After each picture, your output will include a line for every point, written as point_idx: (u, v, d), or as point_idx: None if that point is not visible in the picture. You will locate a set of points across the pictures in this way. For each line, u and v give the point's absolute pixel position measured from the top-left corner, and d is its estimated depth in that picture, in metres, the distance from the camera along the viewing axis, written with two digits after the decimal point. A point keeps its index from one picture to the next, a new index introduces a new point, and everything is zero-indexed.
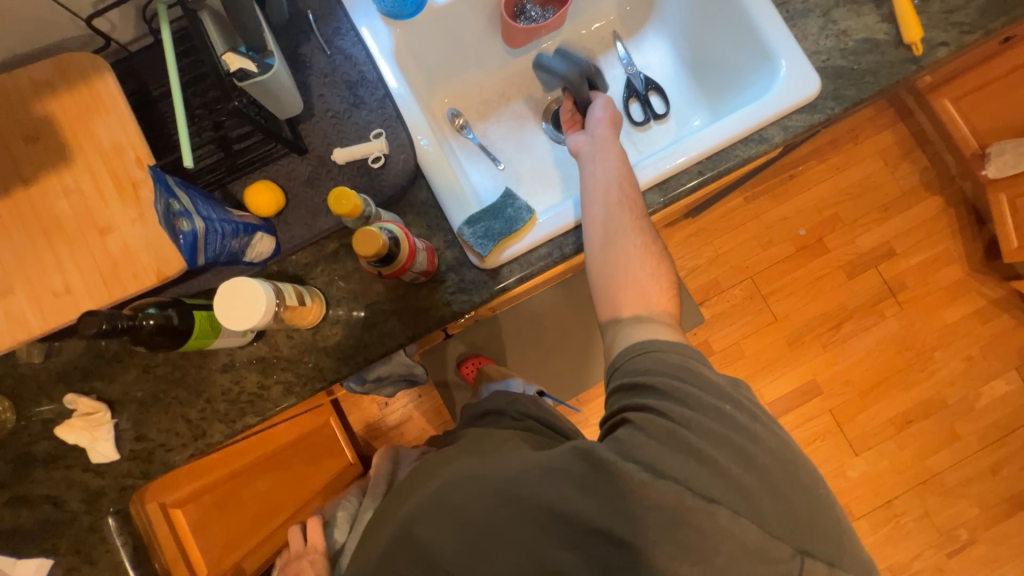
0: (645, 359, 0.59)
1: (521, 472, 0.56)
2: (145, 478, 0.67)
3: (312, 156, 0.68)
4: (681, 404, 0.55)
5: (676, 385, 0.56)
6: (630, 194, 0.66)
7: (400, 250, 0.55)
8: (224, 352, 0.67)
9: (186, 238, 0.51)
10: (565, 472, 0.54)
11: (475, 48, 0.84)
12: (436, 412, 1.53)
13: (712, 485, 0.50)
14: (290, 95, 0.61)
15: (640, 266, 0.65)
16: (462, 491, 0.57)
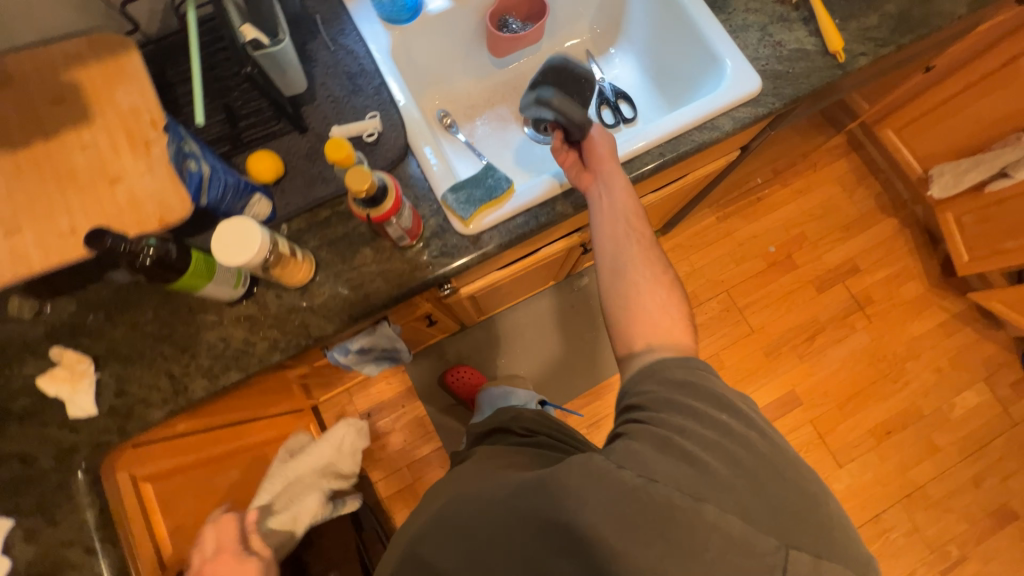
0: (650, 378, 0.58)
1: (514, 489, 0.54)
2: (121, 434, 0.67)
3: (312, 134, 0.75)
4: (683, 413, 0.53)
5: (678, 395, 0.55)
6: (637, 228, 0.69)
7: (387, 197, 0.60)
8: (213, 310, 0.70)
9: (192, 177, 0.59)
10: (558, 480, 0.51)
11: (464, 57, 0.95)
12: (419, 423, 1.50)
13: (700, 484, 0.48)
14: (296, 72, 0.71)
15: (650, 288, 0.66)
16: (460, 513, 0.57)
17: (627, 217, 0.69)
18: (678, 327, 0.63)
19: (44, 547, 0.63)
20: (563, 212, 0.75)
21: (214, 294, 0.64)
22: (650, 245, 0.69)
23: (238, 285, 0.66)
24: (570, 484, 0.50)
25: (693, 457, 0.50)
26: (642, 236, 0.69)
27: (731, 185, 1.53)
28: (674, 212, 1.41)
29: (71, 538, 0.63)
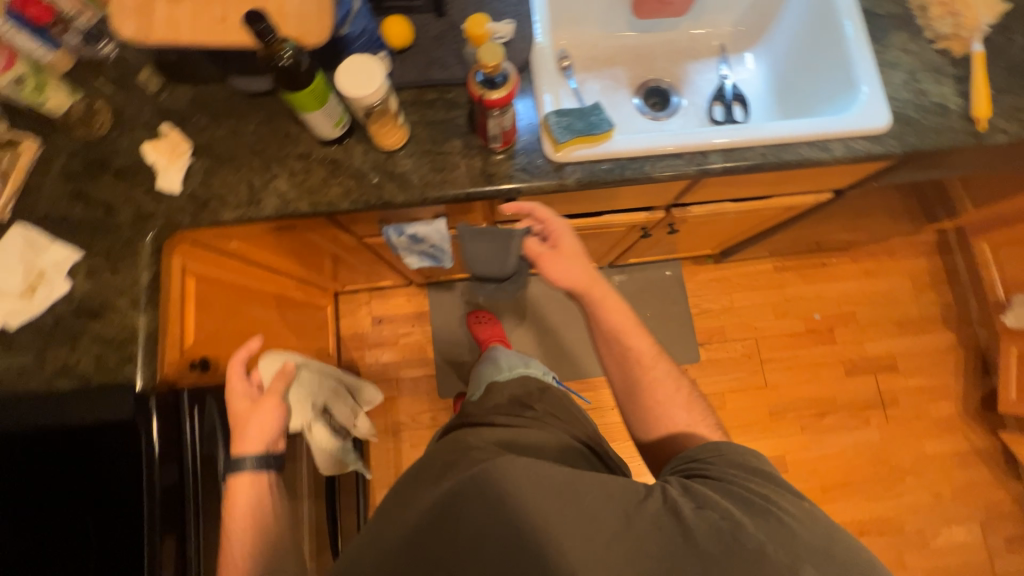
0: (712, 454, 0.64)
1: (559, 486, 0.54)
2: (191, 219, 0.73)
3: (446, 20, 0.78)
4: (719, 466, 0.62)
5: (716, 452, 0.64)
6: (637, 357, 0.77)
7: (504, 86, 0.63)
8: (306, 143, 0.75)
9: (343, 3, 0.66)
10: (614, 498, 0.54)
11: (605, 6, 0.95)
12: (419, 347, 1.49)
13: (769, 533, 0.51)
14: None
15: (665, 395, 0.74)
16: (490, 492, 0.54)
17: (626, 342, 0.77)
18: (694, 421, 0.73)
19: (102, 284, 0.71)
20: (649, 174, 0.76)
21: (313, 124, 0.68)
22: (651, 353, 0.77)
23: (336, 127, 0.71)
24: (626, 506, 0.54)
25: (731, 493, 0.57)
26: (647, 350, 0.77)
27: (802, 236, 1.50)
28: (738, 239, 1.38)
29: (127, 288, 0.71)
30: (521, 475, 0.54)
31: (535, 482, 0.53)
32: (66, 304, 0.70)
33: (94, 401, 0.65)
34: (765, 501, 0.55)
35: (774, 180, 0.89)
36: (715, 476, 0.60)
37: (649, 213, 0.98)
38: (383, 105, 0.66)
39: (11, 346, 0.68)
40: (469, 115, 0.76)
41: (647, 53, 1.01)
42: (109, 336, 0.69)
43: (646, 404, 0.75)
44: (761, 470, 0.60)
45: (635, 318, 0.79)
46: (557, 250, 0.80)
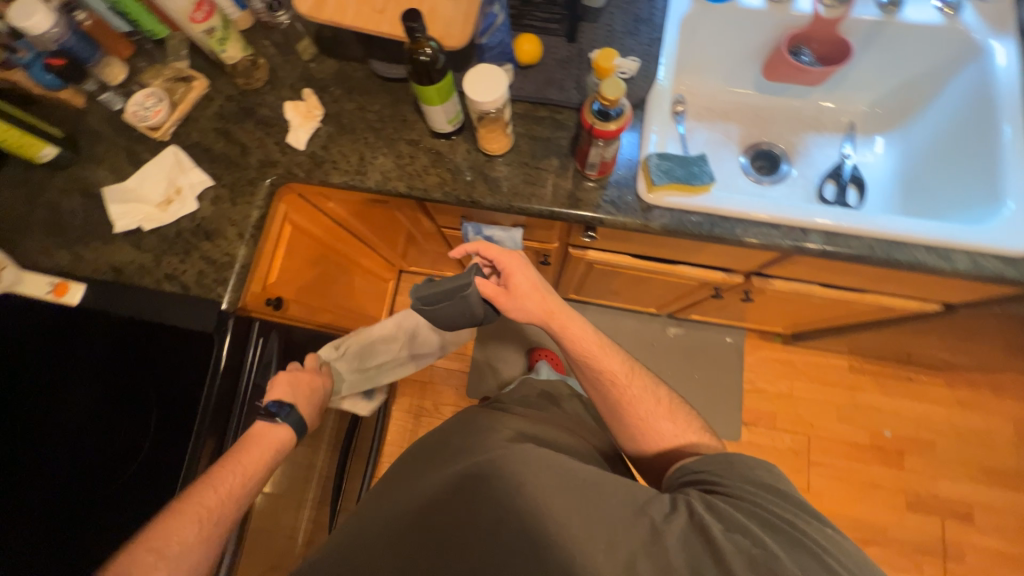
0: (714, 465, 0.64)
1: (567, 471, 0.60)
2: (304, 175, 0.81)
3: (576, 46, 0.82)
4: (730, 478, 0.62)
5: (730, 461, 0.64)
6: (606, 371, 0.75)
7: (616, 120, 0.65)
8: (418, 131, 0.81)
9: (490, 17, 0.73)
10: (622, 500, 0.58)
11: (735, 61, 0.94)
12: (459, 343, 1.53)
13: (786, 555, 0.52)
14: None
15: (648, 413, 0.73)
16: (509, 473, 0.60)
17: (595, 365, 0.75)
18: (680, 429, 0.73)
19: (220, 212, 0.81)
20: (738, 238, 0.73)
21: (430, 116, 0.73)
22: (625, 372, 0.75)
23: (450, 122, 0.75)
24: (630, 509, 0.57)
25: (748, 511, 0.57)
26: (620, 369, 0.75)
27: (891, 341, 1.36)
28: (817, 327, 1.27)
29: (240, 220, 0.80)
30: (532, 462, 0.61)
31: (545, 468, 0.60)
32: (188, 221, 0.80)
33: (187, 311, 0.76)
34: (787, 525, 0.55)
35: (876, 274, 0.82)
36: (728, 488, 0.61)
37: (727, 275, 0.94)
38: (497, 113, 0.70)
39: (138, 244, 0.79)
40: (573, 139, 0.79)
41: (767, 116, 0.98)
42: (213, 257, 0.79)
43: (631, 425, 0.74)
44: (782, 488, 0.60)
45: (598, 334, 0.77)
46: (508, 292, 0.76)
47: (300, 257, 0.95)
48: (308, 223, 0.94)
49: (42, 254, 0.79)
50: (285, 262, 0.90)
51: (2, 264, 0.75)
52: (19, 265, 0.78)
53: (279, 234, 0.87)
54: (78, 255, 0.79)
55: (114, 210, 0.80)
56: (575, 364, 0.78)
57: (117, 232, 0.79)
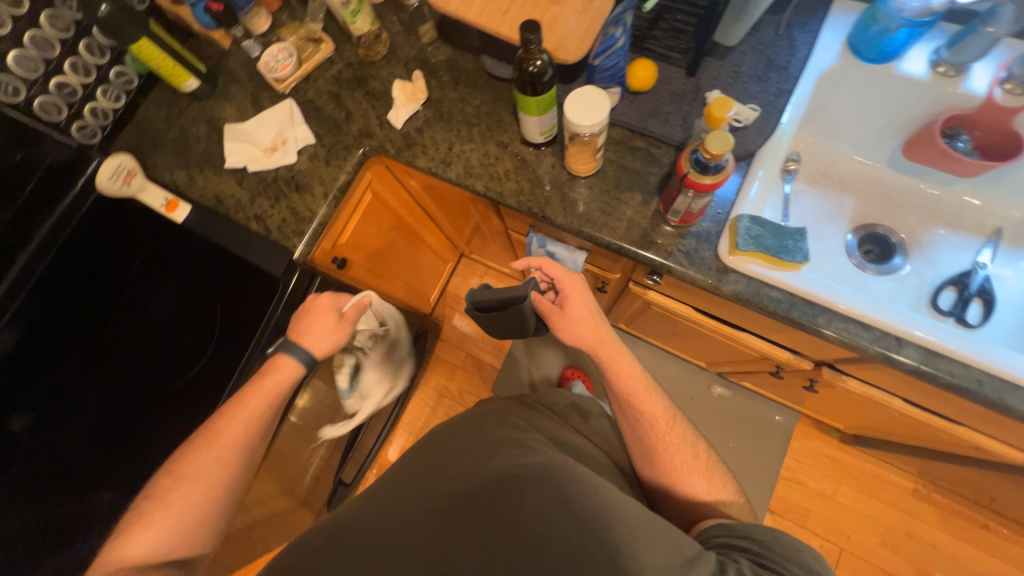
0: (764, 536, 0.55)
1: (606, 502, 0.53)
2: (393, 152, 0.85)
3: (692, 81, 0.79)
4: (771, 548, 0.54)
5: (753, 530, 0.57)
6: (645, 416, 0.70)
7: (714, 174, 0.60)
8: (510, 135, 0.82)
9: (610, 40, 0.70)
10: (663, 543, 0.49)
11: (872, 131, 0.83)
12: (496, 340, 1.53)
13: None
14: (740, 31, 0.77)
15: (683, 466, 0.69)
16: (545, 485, 0.56)
17: (638, 406, 0.71)
18: (712, 489, 0.68)
19: (313, 169, 0.87)
20: (817, 329, 0.66)
21: (525, 124, 0.73)
22: (666, 419, 0.71)
23: (542, 134, 0.75)
24: (671, 559, 0.48)
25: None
26: (661, 414, 0.71)
27: (973, 479, 1.17)
28: (885, 437, 1.13)
29: (328, 180, 0.86)
30: (573, 480, 0.57)
31: (585, 491, 0.55)
32: (285, 170, 0.87)
33: (267, 251, 0.84)
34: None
35: (972, 408, 0.71)
36: (772, 560, 0.53)
37: (794, 356, 0.85)
38: (591, 138, 0.68)
39: (240, 181, 0.88)
40: (662, 179, 0.76)
41: (893, 197, 0.86)
42: (297, 209, 0.85)
43: (658, 473, 0.70)
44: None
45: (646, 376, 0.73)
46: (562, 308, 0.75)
47: (372, 225, 0.99)
48: (386, 194, 0.98)
49: (165, 170, 0.91)
50: (357, 226, 0.95)
51: (134, 172, 0.87)
52: (146, 175, 0.89)
53: (358, 200, 0.92)
54: (192, 178, 0.89)
55: (229, 145, 0.89)
56: (614, 400, 0.74)
57: (227, 166, 0.89)
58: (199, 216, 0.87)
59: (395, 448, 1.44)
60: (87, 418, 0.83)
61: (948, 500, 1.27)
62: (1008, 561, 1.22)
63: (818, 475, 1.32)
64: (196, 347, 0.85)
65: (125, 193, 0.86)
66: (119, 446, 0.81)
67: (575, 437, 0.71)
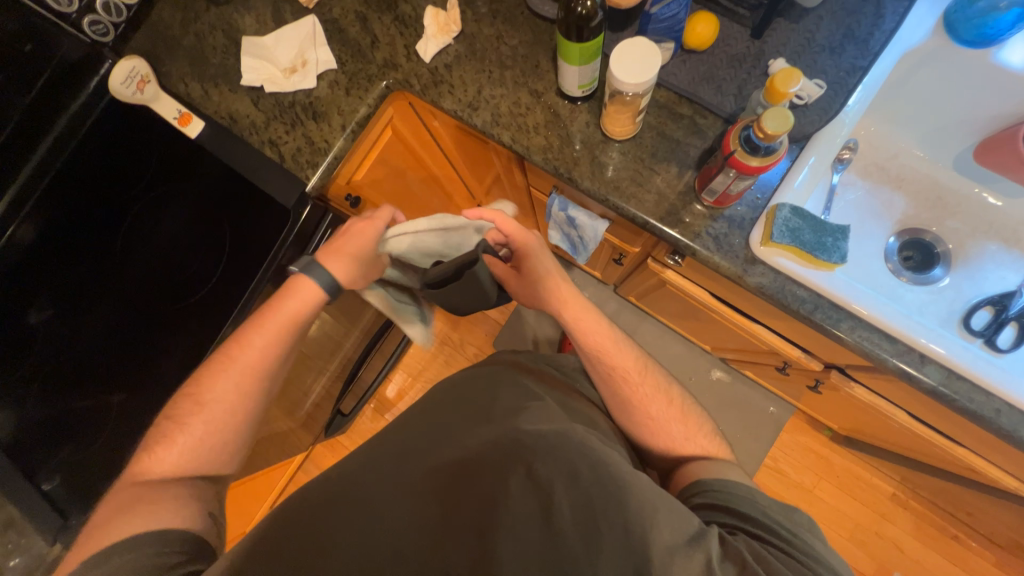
0: (749, 502, 0.56)
1: (619, 477, 0.51)
2: (419, 88, 0.79)
3: (756, 45, 0.71)
4: (771, 522, 0.53)
5: (753, 497, 0.57)
6: (612, 366, 0.70)
7: (762, 157, 0.55)
8: (546, 83, 0.76)
9: None
10: (672, 524, 0.48)
11: (944, 125, 0.75)
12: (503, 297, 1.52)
13: None
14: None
15: (659, 414, 0.68)
16: (553, 454, 0.52)
17: (608, 356, 0.71)
18: (691, 434, 0.67)
19: (332, 98, 0.82)
20: (838, 334, 0.63)
21: (563, 74, 0.67)
22: (638, 368, 0.70)
23: (580, 88, 0.69)
24: (678, 539, 0.47)
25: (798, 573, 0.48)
26: (628, 364, 0.70)
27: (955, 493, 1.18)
28: (877, 443, 1.13)
29: (348, 112, 0.81)
30: (583, 452, 0.53)
31: (598, 466, 0.51)
32: (303, 95, 0.82)
33: (279, 180, 0.81)
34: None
35: (979, 432, 0.70)
36: (770, 532, 0.53)
37: (805, 355, 0.83)
38: (633, 98, 0.62)
39: (256, 101, 0.83)
40: (703, 153, 0.70)
41: (949, 203, 0.79)
42: (313, 139, 0.81)
43: (632, 427, 0.69)
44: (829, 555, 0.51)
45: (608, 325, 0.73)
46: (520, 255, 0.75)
47: (389, 164, 0.95)
48: (406, 132, 0.93)
49: (179, 80, 0.86)
50: (373, 164, 0.91)
51: (147, 78, 0.82)
52: (160, 84, 0.85)
53: (376, 136, 0.88)
54: (207, 92, 0.85)
55: (246, 61, 0.84)
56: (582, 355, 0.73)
57: (243, 83, 0.84)
58: (213, 133, 0.83)
59: (394, 386, 1.48)
60: (97, 322, 0.86)
61: (924, 508, 1.30)
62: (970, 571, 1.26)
63: (801, 468, 1.34)
64: (205, 269, 0.86)
65: (137, 101, 0.82)
66: (127, 353, 0.84)
67: (573, 398, 0.68)
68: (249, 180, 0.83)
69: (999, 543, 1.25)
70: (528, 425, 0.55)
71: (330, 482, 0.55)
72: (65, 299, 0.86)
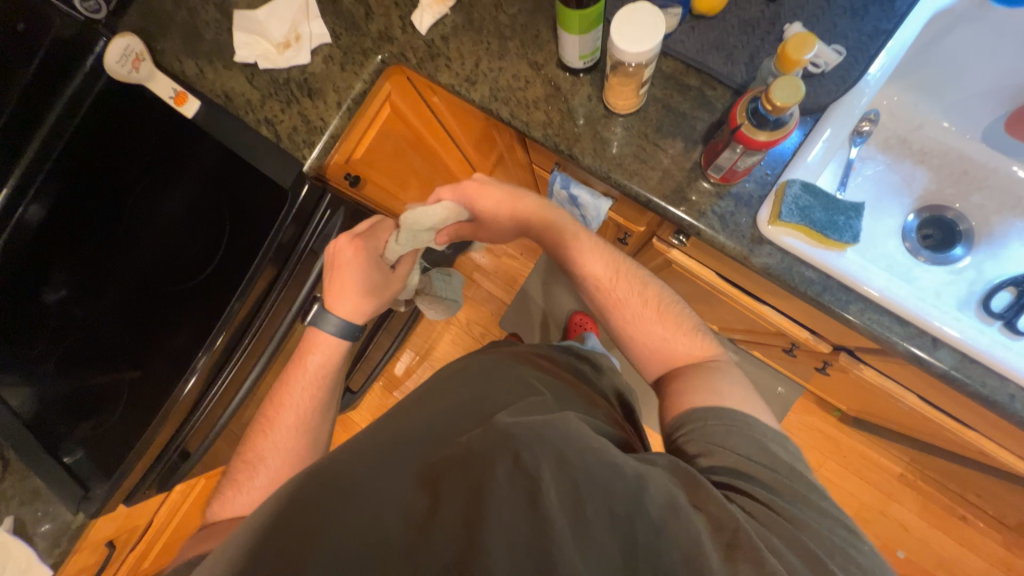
0: (740, 440, 0.54)
1: (609, 460, 0.49)
2: (414, 61, 0.76)
3: (771, 10, 0.67)
4: (763, 471, 0.52)
5: (751, 435, 0.55)
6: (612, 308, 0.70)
7: (771, 131, 0.53)
8: (547, 55, 0.72)
9: None
10: (656, 499, 0.47)
11: (974, 93, 0.70)
12: (509, 277, 1.50)
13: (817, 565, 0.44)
14: None
15: (633, 316, 0.70)
16: (542, 442, 0.50)
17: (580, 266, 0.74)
18: (672, 332, 0.68)
19: (328, 73, 0.80)
20: (847, 316, 0.61)
21: (563, 44, 0.64)
22: (610, 275, 0.72)
23: (581, 59, 0.66)
24: (664, 514, 0.46)
25: (784, 531, 0.47)
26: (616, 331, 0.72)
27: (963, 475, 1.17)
28: (885, 424, 1.11)
29: (343, 87, 0.79)
30: (570, 439, 0.51)
31: (583, 451, 0.50)
32: (298, 72, 0.80)
33: (275, 159, 0.80)
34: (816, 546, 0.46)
35: (992, 417, 0.68)
36: (761, 483, 0.51)
37: (813, 337, 0.81)
38: (635, 69, 0.59)
39: (251, 79, 0.82)
40: (711, 127, 0.66)
41: (975, 177, 0.75)
42: (309, 117, 0.79)
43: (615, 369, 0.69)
44: (820, 502, 0.51)
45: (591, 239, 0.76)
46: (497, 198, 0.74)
47: (386, 138, 0.92)
48: (405, 104, 0.91)
49: (174, 58, 0.85)
50: (371, 139, 0.89)
51: (141, 56, 0.81)
52: (155, 62, 0.84)
53: (373, 110, 0.85)
54: (202, 70, 0.83)
55: (239, 37, 0.82)
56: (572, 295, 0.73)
57: (237, 60, 0.82)
58: (208, 112, 0.82)
59: (402, 363, 1.51)
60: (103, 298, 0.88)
61: (931, 488, 1.29)
62: (976, 551, 1.26)
63: (807, 447, 1.34)
64: (206, 249, 0.86)
65: (133, 80, 0.81)
66: (133, 329, 0.86)
67: (565, 381, 0.68)
68: (244, 159, 0.82)
69: (1009, 524, 1.24)
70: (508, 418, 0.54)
71: (331, 461, 0.55)
72: (75, 280, 0.89)
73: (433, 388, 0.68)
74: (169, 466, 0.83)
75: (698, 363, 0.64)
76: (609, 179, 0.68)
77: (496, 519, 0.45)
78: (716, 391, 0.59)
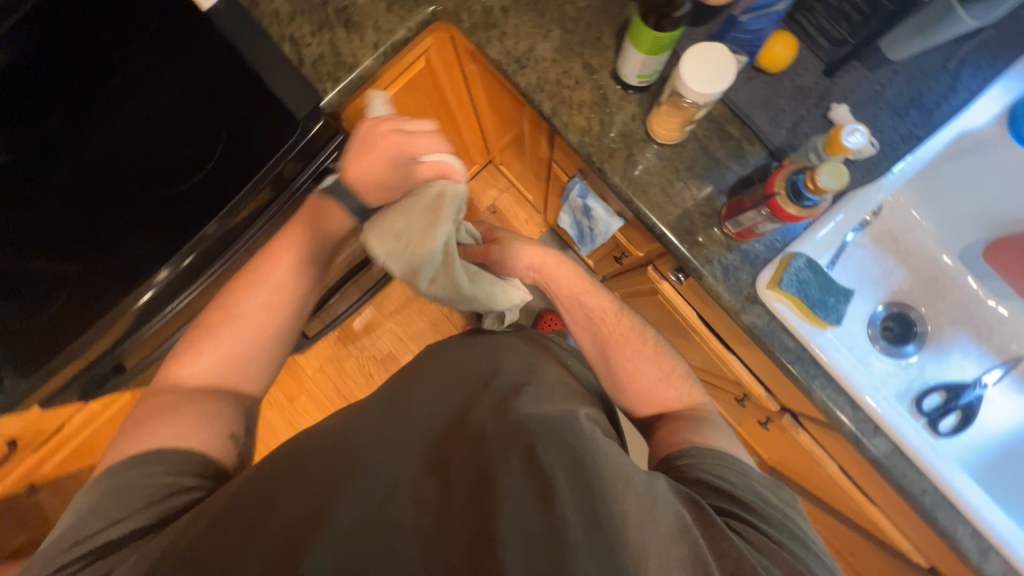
0: (737, 475, 0.57)
1: (622, 471, 0.50)
2: (468, 25, 0.72)
3: (823, 85, 0.68)
4: (758, 501, 0.54)
5: (745, 472, 0.58)
6: (600, 311, 0.76)
7: (800, 208, 0.56)
8: (604, 62, 0.70)
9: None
10: (668, 517, 0.48)
11: (965, 213, 0.76)
12: None
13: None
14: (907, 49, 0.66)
15: (637, 354, 0.73)
16: (553, 439, 0.52)
17: (586, 303, 0.76)
18: (667, 377, 0.73)
19: (372, 9, 0.74)
20: (810, 389, 0.65)
21: (625, 58, 0.63)
22: (616, 311, 0.76)
23: (638, 77, 0.65)
24: (672, 531, 0.47)
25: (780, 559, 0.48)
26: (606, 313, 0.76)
27: (845, 537, 1.29)
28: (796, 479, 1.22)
29: (385, 30, 0.73)
30: (580, 439, 0.53)
31: (596, 454, 0.51)
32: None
33: (291, 83, 0.73)
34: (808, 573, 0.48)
35: (897, 500, 0.75)
36: (756, 513, 0.53)
37: (766, 394, 0.87)
38: (689, 105, 0.59)
39: None
40: (739, 180, 0.67)
41: (943, 286, 0.80)
42: (338, 48, 0.75)
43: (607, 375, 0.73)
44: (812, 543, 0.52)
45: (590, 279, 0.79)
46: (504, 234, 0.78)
47: (411, 89, 0.87)
48: (438, 58, 0.85)
49: None
50: (397, 89, 0.84)
51: None
52: None
53: (405, 61, 0.80)
54: None
55: None
56: (563, 302, 0.78)
57: None
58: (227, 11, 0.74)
59: (363, 318, 1.47)
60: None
61: None
62: None
63: None
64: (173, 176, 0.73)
65: None
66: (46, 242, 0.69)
67: (564, 373, 0.70)
68: (254, 73, 0.74)
69: None
70: (526, 407, 0.56)
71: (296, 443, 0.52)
72: None
73: (433, 359, 0.69)
74: (98, 377, 0.78)
75: (687, 410, 0.69)
76: (631, 206, 0.68)
77: (502, 510, 0.45)
78: (708, 435, 0.63)
